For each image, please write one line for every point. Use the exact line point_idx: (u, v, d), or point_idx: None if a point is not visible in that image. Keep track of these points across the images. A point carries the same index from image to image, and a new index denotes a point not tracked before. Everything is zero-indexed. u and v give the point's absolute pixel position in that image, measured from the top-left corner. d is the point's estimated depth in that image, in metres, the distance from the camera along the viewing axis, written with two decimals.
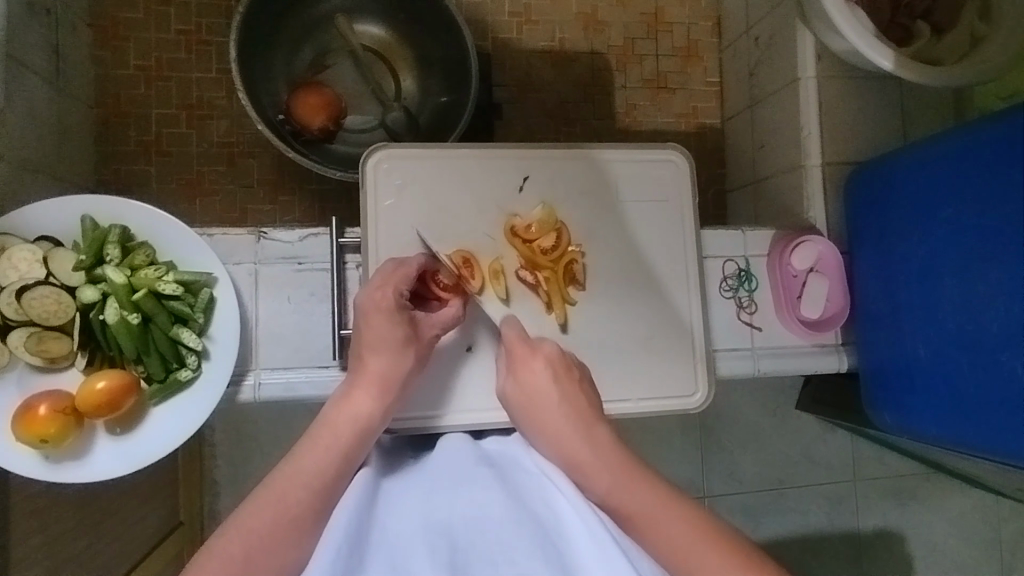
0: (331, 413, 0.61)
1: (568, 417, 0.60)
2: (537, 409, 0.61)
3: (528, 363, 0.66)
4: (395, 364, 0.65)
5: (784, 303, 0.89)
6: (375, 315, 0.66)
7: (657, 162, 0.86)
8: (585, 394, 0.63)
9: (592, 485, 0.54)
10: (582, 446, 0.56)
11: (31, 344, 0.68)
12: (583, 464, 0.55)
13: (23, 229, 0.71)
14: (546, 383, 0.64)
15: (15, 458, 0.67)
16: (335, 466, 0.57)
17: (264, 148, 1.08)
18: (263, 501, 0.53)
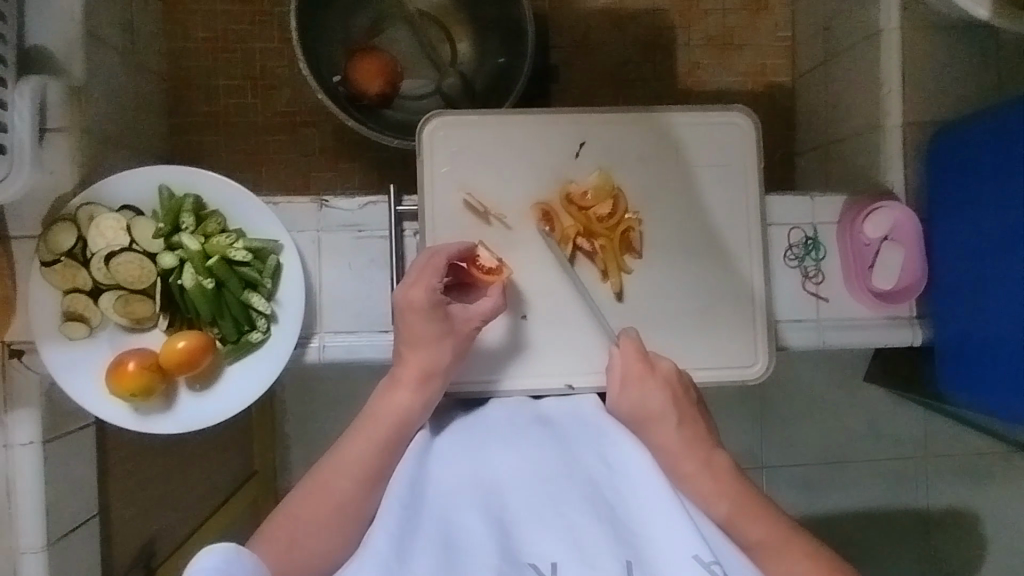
0: (374, 407, 0.66)
1: (685, 441, 0.62)
2: (655, 429, 0.62)
3: (645, 382, 0.64)
4: (432, 358, 0.67)
5: (854, 272, 0.85)
6: (409, 314, 0.67)
7: (720, 125, 0.83)
8: (697, 415, 0.65)
9: (713, 509, 0.59)
10: (708, 478, 0.60)
11: (120, 306, 0.74)
12: (695, 480, 0.60)
13: (109, 199, 0.76)
14: (663, 405, 0.63)
15: (110, 409, 0.73)
16: (381, 453, 0.64)
17: (325, 117, 1.10)
18: (312, 489, 0.63)
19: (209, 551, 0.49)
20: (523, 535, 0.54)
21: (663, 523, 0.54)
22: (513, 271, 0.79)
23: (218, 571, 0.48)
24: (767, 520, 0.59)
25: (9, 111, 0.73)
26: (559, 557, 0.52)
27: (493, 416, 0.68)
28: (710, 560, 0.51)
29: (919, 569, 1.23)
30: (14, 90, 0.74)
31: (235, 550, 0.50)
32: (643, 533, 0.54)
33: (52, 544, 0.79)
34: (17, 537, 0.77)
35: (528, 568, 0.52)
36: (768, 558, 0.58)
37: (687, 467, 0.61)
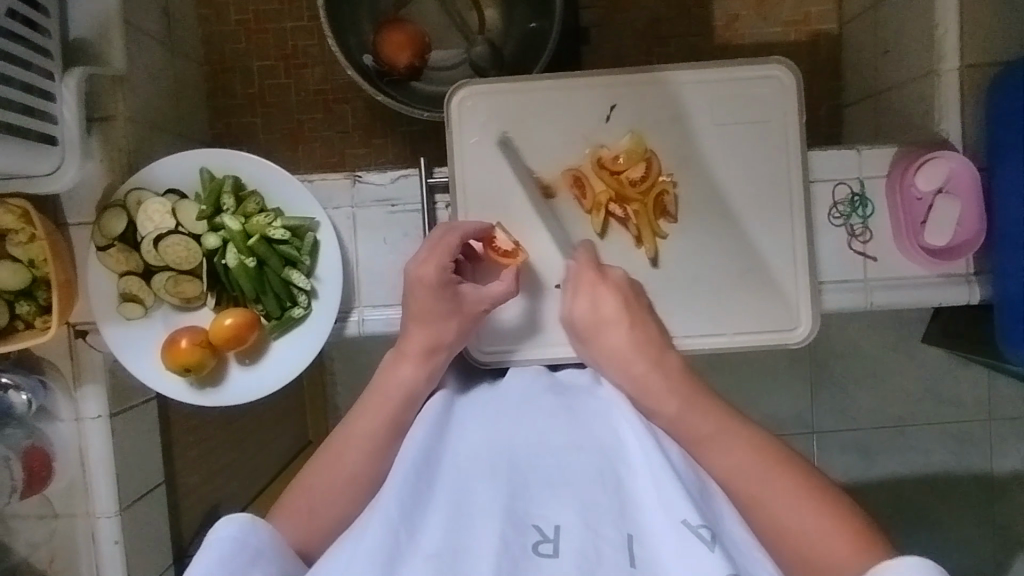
0: (376, 382, 0.64)
1: (635, 341, 0.62)
2: (601, 332, 0.64)
3: (596, 288, 0.67)
4: (437, 336, 0.66)
5: (905, 229, 0.80)
6: (418, 289, 0.67)
7: (759, 79, 0.79)
8: (646, 319, 0.65)
9: (663, 408, 0.57)
10: (657, 376, 0.59)
11: (170, 286, 0.77)
12: (659, 398, 0.57)
13: (155, 184, 0.79)
14: (616, 309, 0.65)
15: (167, 384, 0.78)
16: (379, 426, 0.61)
17: (356, 93, 1.11)
18: (321, 463, 0.61)
19: (224, 522, 0.50)
20: (529, 500, 0.48)
21: (666, 489, 0.47)
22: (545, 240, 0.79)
23: (231, 542, 0.49)
24: (735, 436, 0.55)
25: (58, 103, 0.77)
26: (563, 520, 0.46)
27: (513, 384, 0.61)
28: (699, 524, 0.45)
29: (982, 533, 1.19)
30: (61, 83, 0.77)
31: (250, 521, 0.51)
32: (647, 505, 0.48)
33: (124, 509, 0.85)
34: (93, 503, 0.84)
35: (532, 531, 0.46)
36: (716, 450, 0.55)
37: (636, 367, 0.60)
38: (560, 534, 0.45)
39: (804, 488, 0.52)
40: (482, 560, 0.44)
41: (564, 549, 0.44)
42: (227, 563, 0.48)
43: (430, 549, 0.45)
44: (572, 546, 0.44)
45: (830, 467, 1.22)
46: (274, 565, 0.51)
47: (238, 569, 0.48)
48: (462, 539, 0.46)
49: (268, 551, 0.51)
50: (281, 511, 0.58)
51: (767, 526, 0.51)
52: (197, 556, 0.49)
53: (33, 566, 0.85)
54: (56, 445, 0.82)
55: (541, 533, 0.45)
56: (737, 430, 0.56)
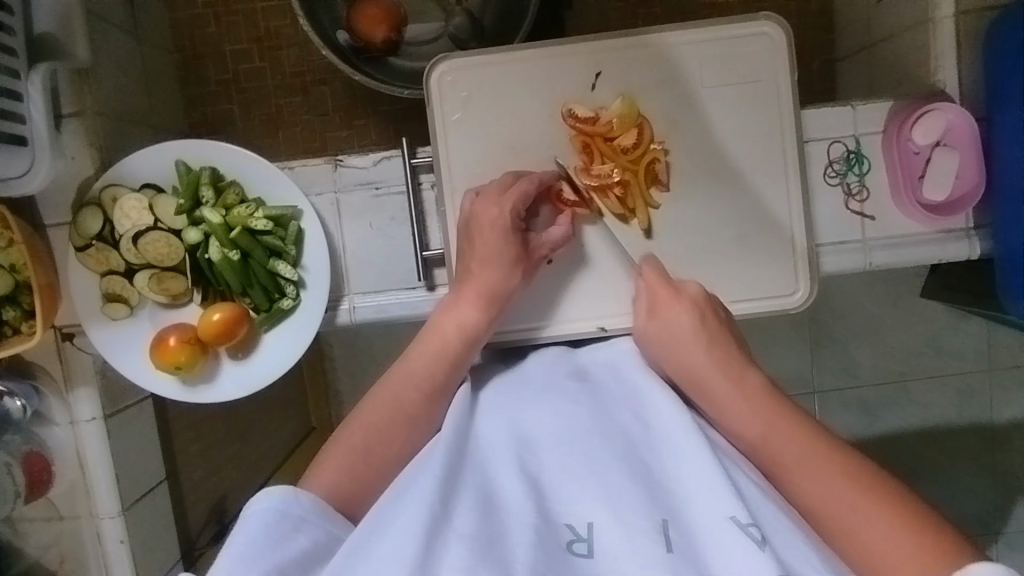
0: (436, 320, 0.65)
1: (715, 361, 0.58)
2: (681, 351, 0.59)
3: (670, 308, 0.63)
4: (502, 280, 0.67)
5: (903, 184, 0.78)
6: (484, 231, 0.68)
7: (747, 38, 0.76)
8: (727, 336, 0.61)
9: (747, 432, 0.54)
10: (736, 396, 0.56)
11: (154, 284, 0.76)
12: (741, 416, 0.55)
13: (130, 179, 0.76)
14: (692, 326, 0.61)
15: (158, 382, 0.77)
16: (443, 370, 0.63)
17: (334, 74, 1.07)
18: (378, 400, 0.62)
19: (264, 495, 0.52)
20: (560, 499, 0.50)
21: (705, 481, 0.48)
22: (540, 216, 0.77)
23: (272, 512, 0.51)
24: (823, 459, 0.51)
25: (25, 102, 0.73)
26: (595, 517, 0.47)
27: (532, 371, 0.64)
28: (749, 522, 0.45)
29: (986, 484, 1.20)
30: (26, 80, 0.74)
31: (290, 493, 0.52)
32: (687, 499, 0.49)
33: (127, 509, 0.84)
34: (96, 504, 0.83)
35: (565, 529, 0.47)
36: (800, 475, 0.51)
37: (707, 380, 0.58)
38: (593, 534, 0.47)
39: (901, 523, 0.47)
40: (520, 548, 0.45)
41: (599, 548, 0.46)
42: (269, 531, 0.50)
43: (466, 530, 0.46)
44: (609, 544, 0.46)
45: (835, 427, 1.22)
46: (319, 530, 0.52)
47: (281, 536, 0.50)
48: (502, 528, 0.47)
49: (311, 519, 0.52)
50: (334, 456, 0.59)
51: (850, 553, 0.48)
52: (240, 524, 0.51)
53: (44, 568, 0.85)
54: (53, 449, 0.82)
55: (574, 532, 0.47)
56: (824, 454, 0.51)
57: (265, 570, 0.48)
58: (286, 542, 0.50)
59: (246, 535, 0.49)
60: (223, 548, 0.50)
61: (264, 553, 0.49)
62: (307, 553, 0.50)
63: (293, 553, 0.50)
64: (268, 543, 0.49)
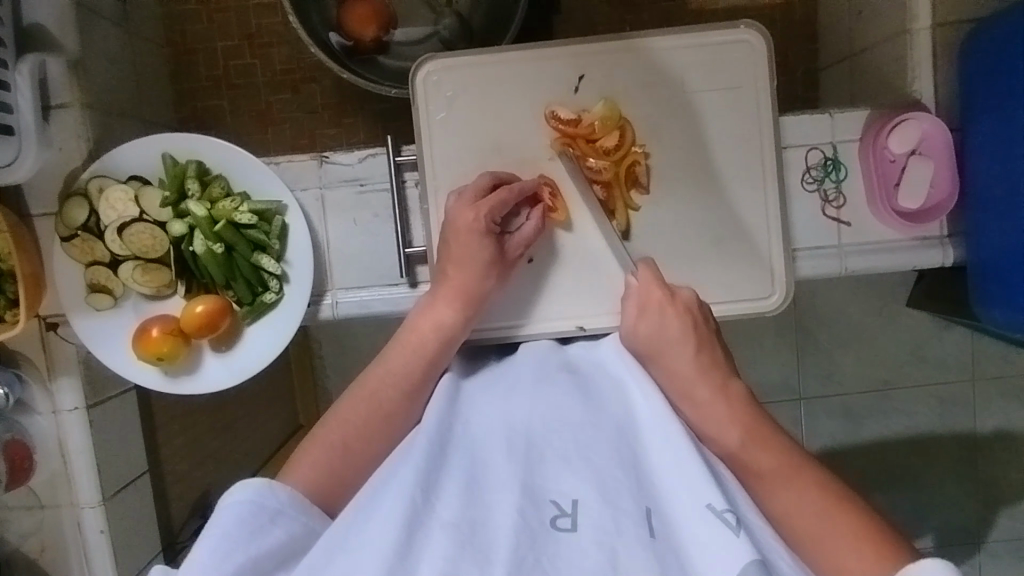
0: (414, 320, 0.66)
1: (700, 367, 0.59)
2: (669, 354, 0.60)
3: (664, 313, 0.62)
4: (476, 279, 0.68)
5: (878, 191, 0.80)
6: (459, 234, 0.69)
7: (728, 44, 0.78)
8: (714, 345, 0.62)
9: (725, 437, 0.56)
10: (722, 406, 0.57)
11: (138, 275, 0.77)
12: (721, 423, 0.56)
13: (117, 170, 0.77)
14: (682, 331, 0.61)
15: (140, 372, 0.77)
16: (419, 364, 0.64)
17: (325, 72, 1.08)
18: (358, 397, 0.63)
19: (241, 486, 0.52)
20: (547, 475, 0.51)
21: (685, 469, 0.50)
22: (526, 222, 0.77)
23: (248, 504, 0.51)
24: (801, 475, 0.53)
25: (12, 92, 0.74)
26: (580, 496, 0.49)
27: (522, 361, 0.64)
28: (724, 509, 0.47)
29: (964, 490, 1.22)
30: (15, 71, 0.75)
31: (267, 485, 0.53)
32: (665, 481, 0.50)
33: (108, 498, 0.85)
34: (76, 494, 0.84)
35: (550, 506, 0.49)
36: (777, 487, 0.52)
37: (694, 386, 0.58)
38: (578, 509, 0.49)
39: (870, 539, 0.49)
40: (503, 532, 0.47)
41: (582, 522, 0.48)
42: (245, 523, 0.51)
43: (449, 518, 0.48)
44: (591, 521, 0.48)
45: (814, 431, 1.24)
46: (294, 522, 0.53)
47: (256, 528, 0.51)
48: (486, 513, 0.49)
49: (287, 511, 0.53)
50: (313, 449, 0.60)
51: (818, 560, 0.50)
52: (216, 515, 0.51)
53: (24, 556, 0.86)
54: (35, 438, 0.82)
55: (558, 508, 0.49)
56: (802, 471, 0.53)
57: (241, 560, 0.49)
58: (262, 534, 0.51)
59: (222, 526, 0.50)
60: (198, 538, 0.50)
61: (239, 544, 0.49)
62: (282, 545, 0.52)
63: (268, 544, 0.51)
64: (243, 534, 0.50)
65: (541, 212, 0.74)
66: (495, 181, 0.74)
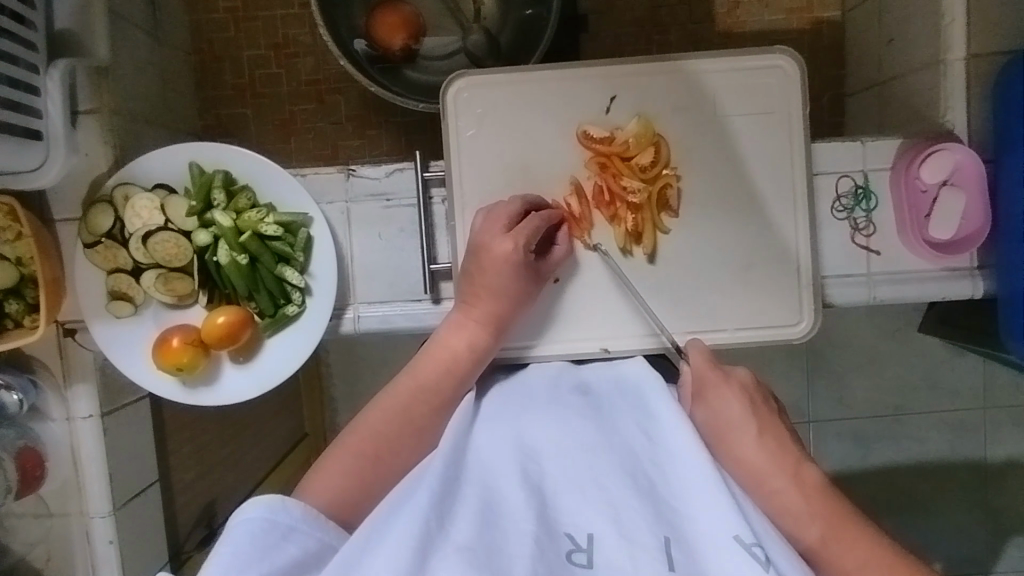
0: (444, 336, 0.66)
1: (771, 456, 0.55)
2: (735, 440, 0.56)
3: (723, 395, 0.59)
4: (506, 300, 0.67)
5: (910, 222, 0.79)
6: (488, 258, 0.67)
7: (762, 70, 0.77)
8: (778, 425, 0.58)
9: (803, 533, 0.52)
10: (796, 495, 0.53)
11: (160, 284, 0.76)
12: (800, 518, 0.52)
13: (144, 178, 0.77)
14: (743, 413, 0.58)
15: (158, 382, 0.76)
16: (448, 378, 0.63)
17: (349, 83, 1.08)
18: (385, 408, 0.62)
19: (252, 503, 0.50)
20: (559, 506, 0.49)
21: (706, 498, 0.48)
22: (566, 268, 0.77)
23: (261, 521, 0.50)
24: (893, 571, 0.50)
25: (42, 97, 0.74)
26: (596, 529, 0.47)
27: (531, 383, 0.64)
28: (753, 542, 0.45)
29: (980, 523, 1.20)
30: (45, 75, 0.74)
31: (280, 501, 0.51)
32: (690, 508, 0.48)
33: (118, 509, 0.83)
34: (86, 503, 0.82)
35: (565, 539, 0.47)
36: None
37: (764, 474, 0.54)
38: (593, 545, 0.47)
39: None
40: (518, 559, 0.45)
41: (598, 561, 0.46)
42: (258, 541, 0.49)
43: (463, 541, 0.45)
44: (607, 559, 0.46)
45: (829, 458, 1.22)
46: (308, 538, 0.52)
47: (269, 546, 0.49)
48: (499, 535, 0.46)
49: (300, 527, 0.51)
50: (339, 455, 0.59)
51: None
52: (225, 535, 0.49)
53: (30, 564, 0.84)
54: (47, 444, 0.81)
55: (573, 542, 0.47)
56: (897, 571, 0.50)
57: None
58: (276, 551, 0.49)
59: (234, 548, 0.48)
60: (206, 561, 0.48)
61: (253, 563, 0.47)
62: (297, 561, 0.50)
63: (282, 562, 0.49)
64: (257, 553, 0.48)
65: (568, 233, 0.75)
66: (526, 207, 0.72)
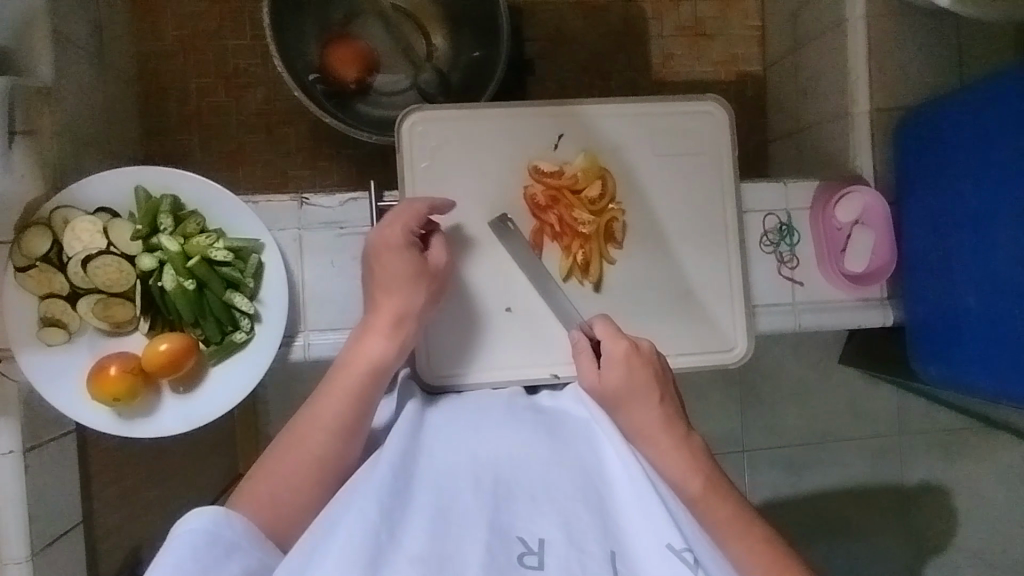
0: (345, 355, 0.65)
1: (663, 420, 0.62)
2: (634, 406, 0.63)
3: (631, 364, 0.65)
4: (406, 300, 0.68)
5: (827, 256, 0.87)
6: (386, 254, 0.69)
7: (694, 114, 0.84)
8: (673, 396, 0.65)
9: (685, 486, 0.59)
10: (679, 456, 0.60)
11: (98, 310, 0.73)
12: (680, 474, 0.59)
13: (85, 202, 0.74)
14: (645, 380, 0.64)
15: (90, 412, 0.73)
16: (354, 406, 0.63)
17: (300, 115, 1.09)
18: (286, 449, 0.62)
19: (195, 515, 0.52)
20: (512, 513, 0.51)
21: (646, 511, 0.51)
22: (516, 295, 0.80)
23: (204, 533, 0.51)
24: (751, 528, 0.57)
25: None
26: (548, 533, 0.49)
27: (486, 402, 0.65)
28: (683, 547, 0.49)
29: (900, 543, 1.27)
30: None
31: (224, 515, 0.53)
32: (631, 520, 0.52)
33: (36, 553, 0.77)
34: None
35: (516, 543, 0.49)
36: (730, 538, 0.56)
37: (657, 436, 0.61)
38: (544, 548, 0.48)
39: None
40: (470, 566, 0.46)
41: (548, 562, 0.48)
42: (201, 554, 0.50)
43: (416, 550, 0.47)
44: (558, 560, 0.48)
45: (762, 484, 1.28)
46: (250, 555, 0.53)
47: (212, 560, 0.50)
48: (452, 544, 0.48)
49: (242, 543, 0.53)
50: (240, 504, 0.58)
51: None
52: (166, 548, 0.50)
53: None
54: None
55: (525, 545, 0.48)
56: (751, 525, 0.57)
57: None
58: (217, 566, 0.50)
59: (177, 557, 0.49)
60: (150, 570, 0.49)
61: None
62: None
63: None
64: (199, 566, 0.49)
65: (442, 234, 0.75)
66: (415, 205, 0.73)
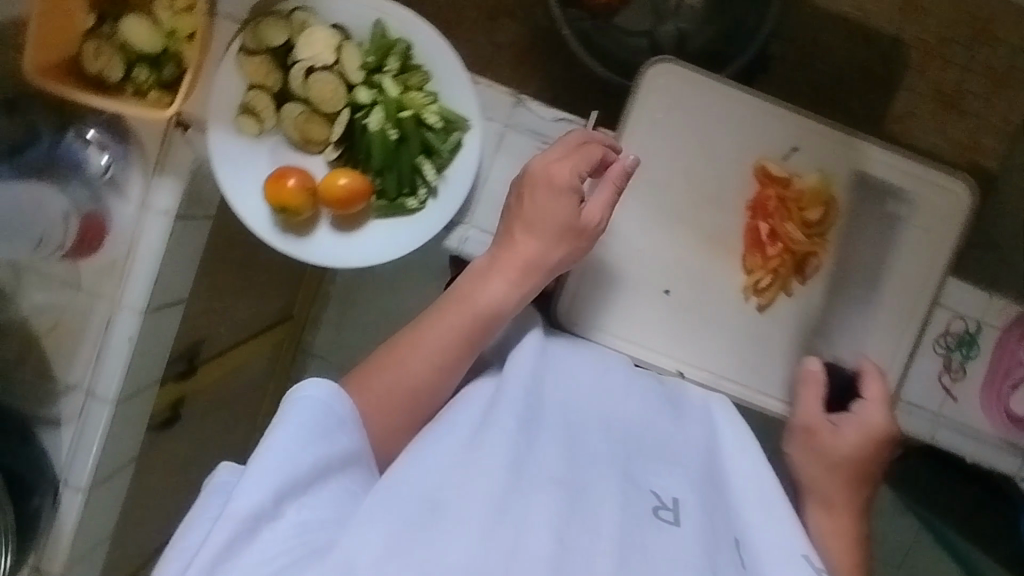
0: (464, 285, 0.65)
1: (847, 488, 0.70)
2: (836, 467, 0.71)
3: (869, 434, 0.71)
4: (543, 249, 0.65)
5: (995, 384, 0.81)
6: (540, 192, 0.65)
7: (937, 186, 0.77)
8: (871, 478, 0.72)
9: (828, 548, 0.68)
10: (841, 524, 0.69)
11: (300, 121, 0.73)
12: (830, 531, 0.69)
13: (328, 13, 0.74)
14: (862, 456, 0.71)
15: (256, 209, 0.74)
16: (457, 344, 0.63)
17: (525, 14, 1.06)
18: (386, 368, 0.64)
19: (314, 386, 0.54)
20: (646, 472, 0.58)
21: (764, 508, 0.59)
22: (681, 283, 0.76)
23: (321, 404, 0.53)
24: None
25: None
26: (679, 494, 0.57)
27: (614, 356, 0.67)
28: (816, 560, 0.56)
29: None
30: None
31: (337, 392, 0.55)
32: (752, 517, 0.58)
33: (150, 311, 0.77)
34: (122, 292, 0.76)
35: (652, 496, 0.56)
36: None
37: (837, 509, 0.70)
38: (677, 506, 0.56)
39: None
40: (607, 508, 0.53)
41: (683, 519, 0.55)
42: (319, 421, 0.53)
43: (558, 476, 0.54)
44: (691, 518, 0.55)
45: None
46: (354, 434, 0.56)
47: (327, 429, 0.53)
48: (589, 480, 0.55)
49: (348, 422, 0.56)
50: None
51: None
52: (285, 408, 0.53)
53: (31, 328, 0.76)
54: (112, 220, 0.76)
55: (660, 500, 0.56)
56: None
57: (311, 458, 0.50)
58: (330, 436, 0.53)
59: (299, 417, 0.52)
60: (272, 425, 0.51)
61: (312, 441, 0.51)
62: (346, 451, 0.54)
63: (336, 447, 0.53)
64: (317, 431, 0.52)
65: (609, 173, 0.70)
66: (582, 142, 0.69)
